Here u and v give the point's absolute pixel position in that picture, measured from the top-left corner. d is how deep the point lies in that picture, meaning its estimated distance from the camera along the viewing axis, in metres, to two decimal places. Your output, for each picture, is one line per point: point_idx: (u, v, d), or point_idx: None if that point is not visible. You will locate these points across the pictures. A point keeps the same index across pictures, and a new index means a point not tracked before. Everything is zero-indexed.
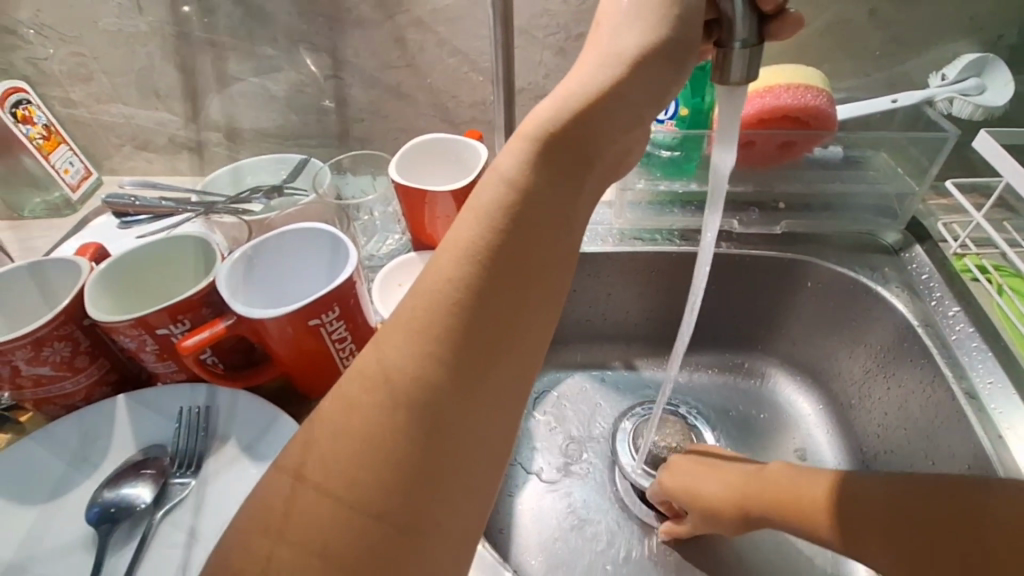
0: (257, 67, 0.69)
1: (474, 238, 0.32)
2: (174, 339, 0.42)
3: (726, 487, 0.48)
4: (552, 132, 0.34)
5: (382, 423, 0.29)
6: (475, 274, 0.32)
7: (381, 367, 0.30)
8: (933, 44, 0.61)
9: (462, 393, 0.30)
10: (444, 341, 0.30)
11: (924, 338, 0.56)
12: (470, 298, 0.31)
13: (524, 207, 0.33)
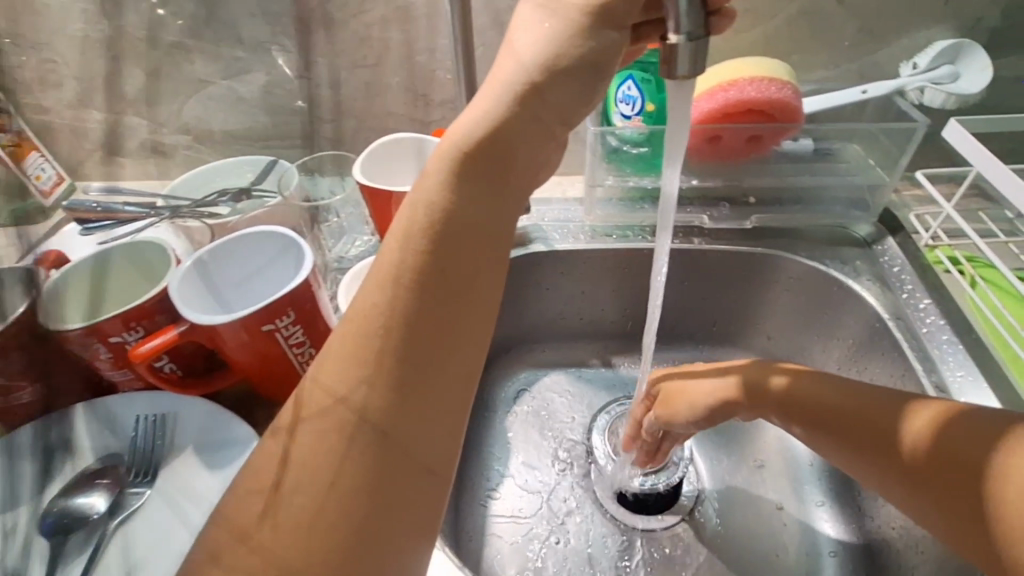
0: (224, 68, 0.68)
1: (388, 269, 0.32)
2: (129, 347, 0.42)
3: (716, 390, 0.49)
4: (466, 152, 0.34)
5: (301, 468, 0.29)
6: (390, 306, 0.31)
7: (299, 412, 0.30)
8: (904, 33, 0.60)
9: (389, 428, 0.30)
10: (357, 378, 0.30)
11: (895, 332, 0.55)
12: (390, 333, 0.31)
13: (440, 232, 0.32)
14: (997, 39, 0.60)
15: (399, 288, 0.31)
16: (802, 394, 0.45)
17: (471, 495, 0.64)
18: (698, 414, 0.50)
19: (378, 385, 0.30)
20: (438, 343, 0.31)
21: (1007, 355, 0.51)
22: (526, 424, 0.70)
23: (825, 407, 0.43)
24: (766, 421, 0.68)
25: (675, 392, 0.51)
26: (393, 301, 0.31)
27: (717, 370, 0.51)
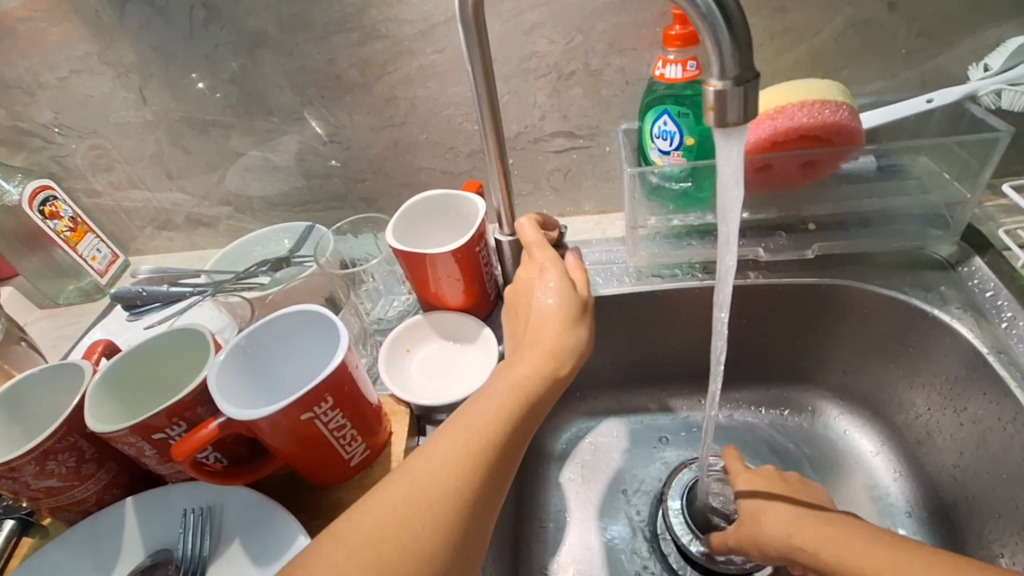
0: (257, 140, 0.69)
1: (516, 383, 0.42)
2: (172, 442, 0.41)
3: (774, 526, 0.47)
4: (548, 344, 0.44)
5: (438, 477, 0.36)
6: (523, 388, 0.42)
7: (454, 434, 0.38)
8: (970, 31, 0.54)
9: (388, 504, 0.35)
10: (484, 445, 0.38)
11: (999, 369, 0.48)
12: (488, 447, 0.38)
13: (531, 390, 0.42)
14: None
15: (481, 439, 0.38)
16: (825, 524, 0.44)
17: (529, 564, 0.60)
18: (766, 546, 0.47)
19: (475, 527, 0.36)
20: (456, 437, 0.38)
21: None
22: (583, 475, 0.66)
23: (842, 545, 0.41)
24: (853, 468, 0.61)
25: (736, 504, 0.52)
26: (472, 436, 0.38)
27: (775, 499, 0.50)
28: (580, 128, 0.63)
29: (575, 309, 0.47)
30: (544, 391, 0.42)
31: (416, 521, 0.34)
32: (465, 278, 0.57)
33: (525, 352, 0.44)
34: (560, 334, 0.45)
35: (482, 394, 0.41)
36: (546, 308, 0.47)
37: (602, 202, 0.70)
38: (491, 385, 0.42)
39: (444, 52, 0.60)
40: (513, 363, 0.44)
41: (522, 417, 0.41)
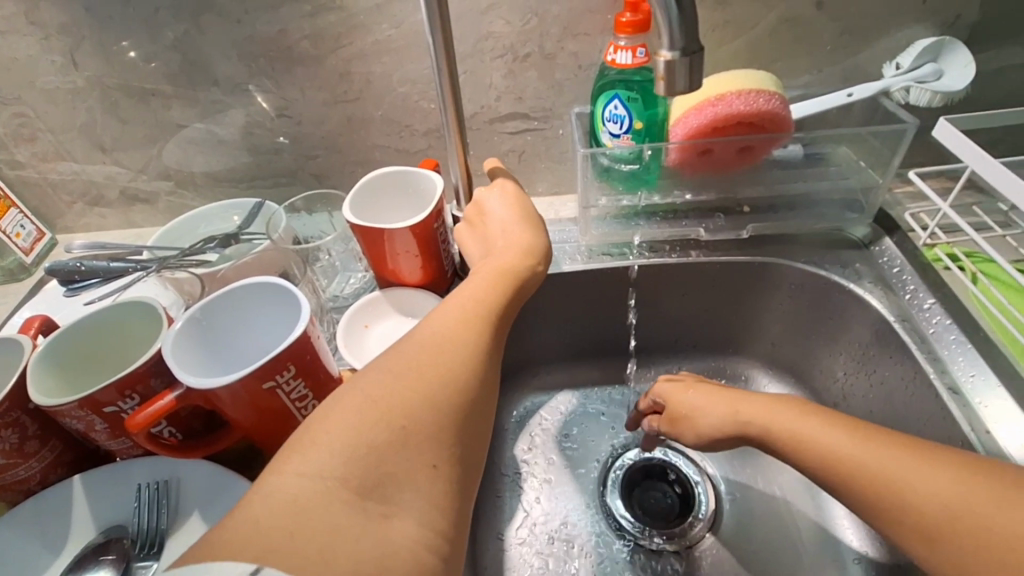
0: (202, 112, 0.66)
1: (495, 275, 0.46)
2: (124, 415, 0.40)
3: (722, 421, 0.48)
4: (518, 246, 0.49)
5: (437, 342, 0.39)
6: (503, 278, 0.46)
7: (444, 314, 0.41)
8: (885, 32, 0.59)
9: (404, 362, 0.37)
10: (476, 318, 0.41)
11: (903, 335, 0.54)
12: (480, 320, 0.42)
13: (510, 278, 0.46)
14: (983, 28, 0.58)
15: (471, 314, 0.42)
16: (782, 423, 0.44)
17: (485, 533, 0.62)
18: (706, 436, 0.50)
19: (482, 382, 0.38)
20: (450, 315, 0.41)
21: (1008, 342, 0.51)
22: (537, 449, 0.69)
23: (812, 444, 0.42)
24: None
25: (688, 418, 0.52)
26: (466, 314, 0.42)
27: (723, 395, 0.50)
28: (534, 110, 0.65)
29: (537, 225, 0.52)
30: (519, 281, 0.47)
31: (434, 370, 0.37)
32: (423, 254, 0.58)
33: (498, 256, 0.48)
34: (537, 234, 0.51)
35: (464, 288, 0.45)
36: (517, 219, 0.52)
37: (554, 183, 0.72)
38: (469, 281, 0.46)
39: (400, 28, 0.60)
40: (490, 262, 0.48)
41: (504, 299, 0.44)
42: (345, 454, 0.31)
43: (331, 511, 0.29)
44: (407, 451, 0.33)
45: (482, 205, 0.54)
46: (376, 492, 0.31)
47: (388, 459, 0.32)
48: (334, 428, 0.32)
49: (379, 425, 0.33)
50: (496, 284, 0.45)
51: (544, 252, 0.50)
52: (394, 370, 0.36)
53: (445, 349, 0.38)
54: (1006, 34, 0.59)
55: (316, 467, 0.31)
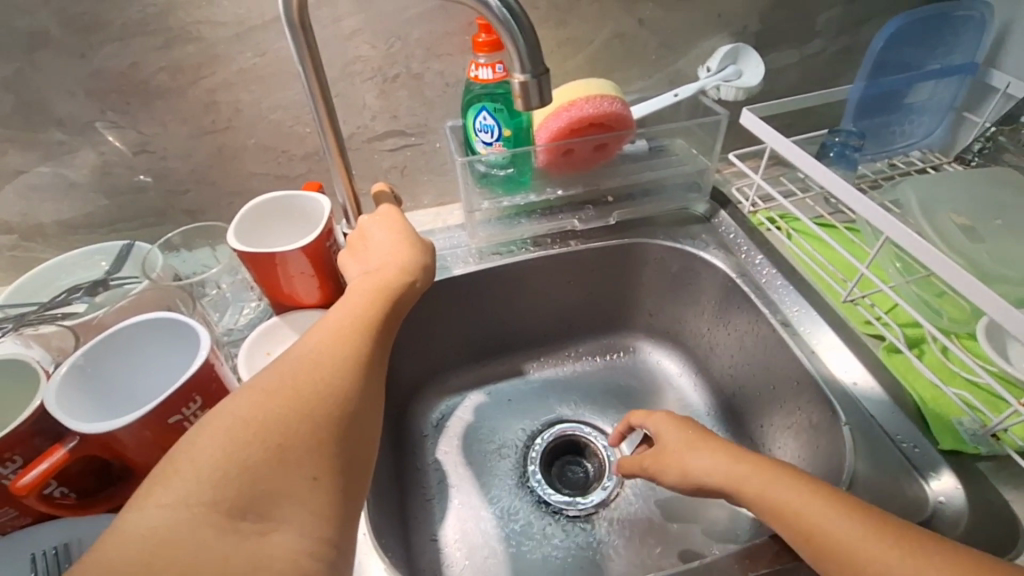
0: (45, 154, 0.61)
1: (372, 288, 0.47)
2: (7, 481, 0.37)
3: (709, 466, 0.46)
4: (395, 260, 0.51)
5: (314, 360, 0.40)
6: (380, 291, 0.47)
7: (323, 332, 0.42)
8: (696, 42, 0.71)
9: (280, 382, 0.38)
10: (355, 333, 0.43)
11: (743, 287, 0.65)
12: (360, 332, 0.43)
13: (390, 292, 0.48)
14: (764, 36, 0.73)
15: (349, 329, 0.43)
16: (756, 483, 0.42)
17: (419, 538, 0.63)
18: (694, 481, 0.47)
19: (365, 391, 0.40)
20: (327, 333, 0.42)
21: (816, 278, 0.63)
22: (455, 447, 0.72)
23: (780, 504, 0.40)
24: (667, 388, 0.77)
25: (668, 457, 0.50)
26: (345, 328, 0.43)
27: (715, 440, 0.48)
28: (410, 127, 0.68)
29: (413, 237, 0.54)
30: (400, 291, 0.48)
31: (312, 386, 0.38)
32: (319, 274, 0.58)
33: (378, 270, 0.50)
34: (419, 252, 0.52)
35: (342, 304, 0.46)
36: (395, 238, 0.54)
37: (439, 195, 0.76)
38: (348, 297, 0.47)
39: (265, 56, 0.60)
40: (366, 278, 0.49)
41: (384, 308, 0.46)
42: (215, 480, 0.32)
43: (199, 536, 0.30)
44: (284, 469, 0.34)
45: (363, 231, 0.56)
46: (251, 511, 0.32)
47: (263, 479, 0.33)
48: (200, 456, 0.33)
49: (250, 447, 0.34)
50: (376, 296, 0.47)
51: (424, 257, 0.52)
52: (268, 392, 0.37)
53: (323, 362, 0.40)
54: (782, 40, 0.73)
55: (181, 496, 0.31)
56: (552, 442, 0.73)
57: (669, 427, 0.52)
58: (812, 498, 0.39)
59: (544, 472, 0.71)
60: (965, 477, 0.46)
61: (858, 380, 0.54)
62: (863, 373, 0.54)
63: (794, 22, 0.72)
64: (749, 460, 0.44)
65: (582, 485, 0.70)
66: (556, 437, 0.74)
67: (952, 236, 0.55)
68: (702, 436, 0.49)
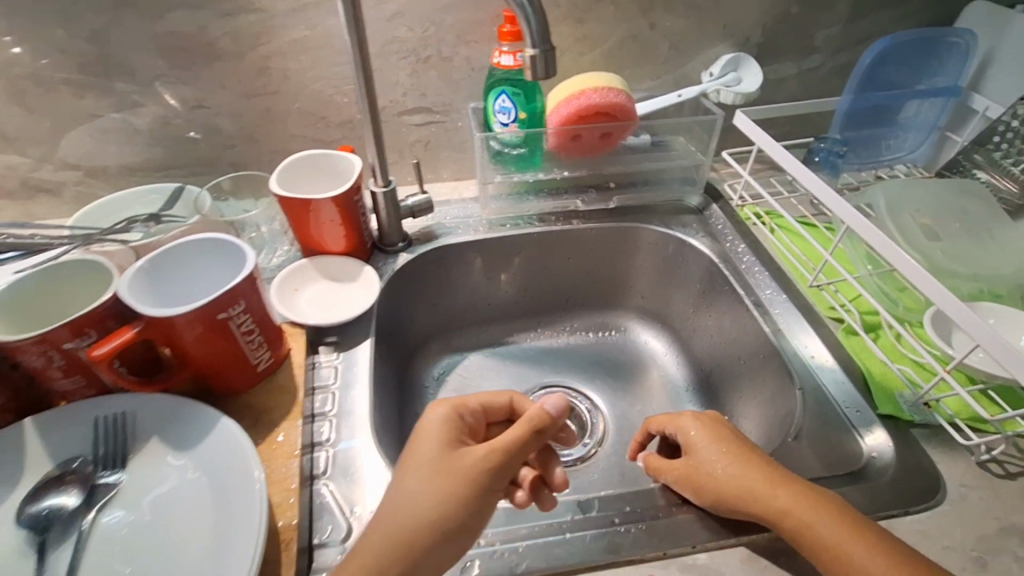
0: (116, 102, 0.70)
1: (458, 488, 0.40)
2: (82, 352, 0.45)
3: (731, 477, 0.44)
4: (485, 455, 0.41)
5: (403, 520, 0.39)
6: (471, 484, 0.40)
7: (416, 476, 0.41)
8: (701, 49, 0.78)
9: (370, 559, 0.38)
10: (451, 487, 0.40)
11: (725, 271, 0.72)
12: (453, 489, 0.40)
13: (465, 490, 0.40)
14: (765, 48, 0.79)
15: (459, 475, 0.41)
16: (815, 525, 0.41)
17: None
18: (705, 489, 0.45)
19: (450, 541, 0.40)
20: (422, 475, 0.41)
21: (790, 267, 0.70)
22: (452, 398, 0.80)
23: (823, 541, 0.40)
24: (651, 364, 0.84)
25: (702, 473, 0.46)
26: (432, 499, 0.40)
27: (756, 462, 0.45)
28: (437, 105, 0.76)
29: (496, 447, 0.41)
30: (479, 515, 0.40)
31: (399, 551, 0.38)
32: (345, 223, 0.66)
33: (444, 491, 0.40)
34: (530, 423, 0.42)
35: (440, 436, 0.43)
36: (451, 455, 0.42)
37: (457, 170, 0.84)
38: (423, 439, 0.43)
39: (315, 30, 0.68)
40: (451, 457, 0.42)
41: (487, 483, 0.41)
42: None
43: None
44: None
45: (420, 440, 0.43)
46: None
47: None
48: None
49: None
50: (462, 496, 0.40)
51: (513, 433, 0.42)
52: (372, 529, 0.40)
53: (402, 540, 0.39)
54: (781, 53, 0.80)
55: None
56: (540, 402, 0.80)
57: (708, 436, 0.47)
58: (847, 532, 0.40)
59: None
60: (894, 436, 0.52)
61: (814, 354, 0.60)
62: (820, 349, 0.61)
63: (793, 37, 0.79)
64: (768, 477, 0.44)
65: None
66: (544, 400, 0.81)
67: (911, 233, 0.62)
68: (732, 443, 0.47)
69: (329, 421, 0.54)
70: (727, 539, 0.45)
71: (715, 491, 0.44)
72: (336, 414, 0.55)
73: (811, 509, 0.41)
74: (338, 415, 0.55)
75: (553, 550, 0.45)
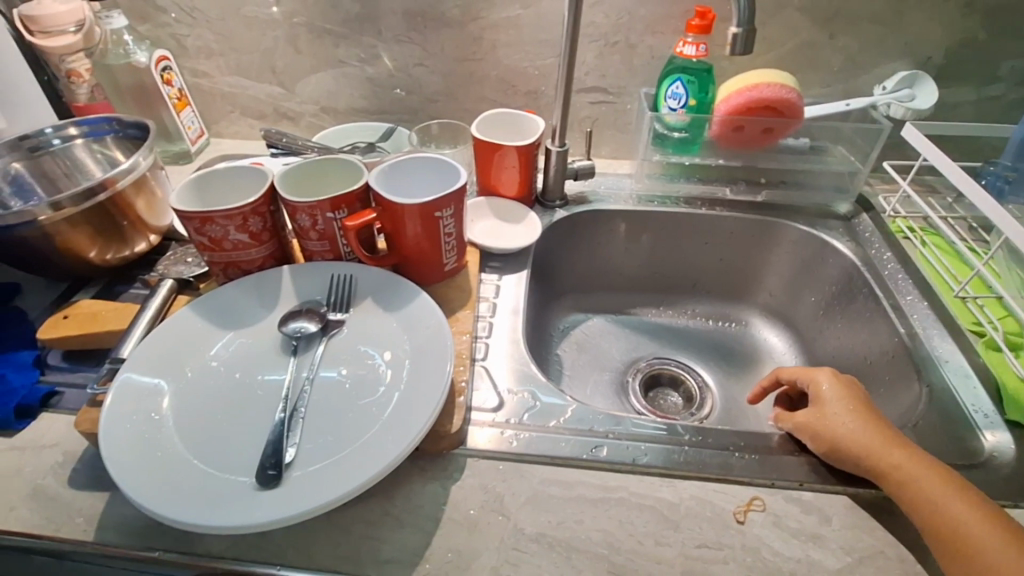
0: (359, 52, 0.87)
1: None
2: (335, 223, 0.59)
3: (850, 436, 0.49)
4: None
5: None
6: None
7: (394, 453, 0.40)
8: (878, 64, 0.81)
9: None
10: None
11: (865, 274, 0.74)
12: None
13: None
14: (947, 69, 0.80)
15: None
16: (921, 482, 0.45)
17: None
18: (826, 442, 0.50)
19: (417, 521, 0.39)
20: None
21: (941, 284, 0.70)
22: (572, 348, 0.89)
23: (941, 513, 0.43)
24: (767, 358, 0.87)
25: (821, 421, 0.51)
26: None
27: (884, 430, 0.49)
28: (612, 87, 0.86)
29: None
30: None
31: None
32: (522, 172, 0.77)
33: None
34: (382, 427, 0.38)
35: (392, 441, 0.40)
36: None
37: (615, 149, 0.93)
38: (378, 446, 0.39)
39: (526, 10, 0.80)
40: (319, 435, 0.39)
41: None
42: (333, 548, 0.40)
43: None
44: None
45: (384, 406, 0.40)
46: None
47: None
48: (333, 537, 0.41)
49: None
50: None
51: None
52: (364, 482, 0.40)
53: None
54: (964, 77, 0.80)
55: None
56: (652, 370, 0.86)
57: (839, 395, 0.52)
58: (975, 515, 0.42)
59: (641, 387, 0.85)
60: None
61: (950, 359, 0.62)
62: (956, 356, 0.62)
63: (980, 62, 0.79)
64: (888, 442, 0.47)
65: (669, 408, 0.83)
66: (657, 369, 0.87)
67: None
68: (863, 408, 0.51)
69: (486, 322, 0.65)
70: (834, 487, 0.50)
71: (832, 434, 0.50)
72: (492, 317, 0.65)
73: (922, 469, 0.45)
74: (496, 318, 0.65)
75: (673, 456, 0.51)
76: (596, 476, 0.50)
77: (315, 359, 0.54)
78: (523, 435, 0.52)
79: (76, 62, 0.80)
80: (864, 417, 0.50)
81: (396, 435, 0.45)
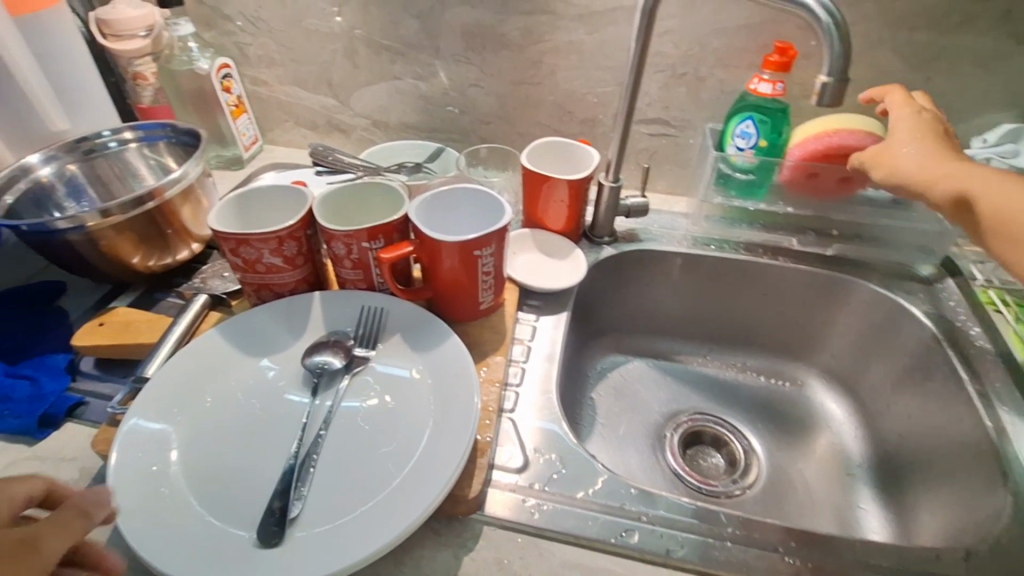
0: (415, 69, 0.85)
1: None
2: (371, 252, 0.57)
3: (919, 160, 0.57)
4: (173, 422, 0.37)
5: None
6: None
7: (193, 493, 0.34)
8: (982, 113, 0.72)
9: None
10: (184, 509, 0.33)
11: (947, 350, 0.66)
12: None
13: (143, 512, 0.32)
14: None
15: None
16: (975, 174, 0.53)
17: None
18: (894, 177, 0.59)
19: None
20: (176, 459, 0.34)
21: None
22: (607, 391, 0.84)
23: (1000, 214, 0.51)
24: (824, 427, 0.79)
25: (888, 152, 0.60)
26: None
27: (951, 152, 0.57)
28: (675, 120, 0.80)
29: None
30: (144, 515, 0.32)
31: None
32: (571, 206, 0.73)
33: None
34: None
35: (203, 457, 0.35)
36: None
37: (672, 185, 0.88)
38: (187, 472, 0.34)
39: (590, 36, 0.76)
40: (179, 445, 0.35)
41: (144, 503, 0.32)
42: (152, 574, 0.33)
43: None
44: None
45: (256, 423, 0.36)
46: None
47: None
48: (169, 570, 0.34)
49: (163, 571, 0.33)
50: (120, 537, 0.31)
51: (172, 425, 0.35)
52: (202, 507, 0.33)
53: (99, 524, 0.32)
54: None
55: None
56: (694, 426, 0.80)
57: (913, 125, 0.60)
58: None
59: (680, 444, 0.79)
60: None
61: None
62: None
63: None
64: (951, 164, 0.55)
65: (709, 470, 0.76)
66: (699, 425, 0.81)
67: None
68: (934, 143, 0.58)
69: (518, 367, 0.61)
70: None
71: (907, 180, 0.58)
72: (526, 363, 0.61)
73: (1002, 172, 0.53)
74: (530, 365, 0.61)
75: (712, 551, 0.46)
76: (623, 566, 0.45)
77: (337, 396, 0.52)
78: (546, 506, 0.48)
79: (143, 66, 0.82)
80: (929, 134, 0.58)
81: (408, 502, 0.42)
